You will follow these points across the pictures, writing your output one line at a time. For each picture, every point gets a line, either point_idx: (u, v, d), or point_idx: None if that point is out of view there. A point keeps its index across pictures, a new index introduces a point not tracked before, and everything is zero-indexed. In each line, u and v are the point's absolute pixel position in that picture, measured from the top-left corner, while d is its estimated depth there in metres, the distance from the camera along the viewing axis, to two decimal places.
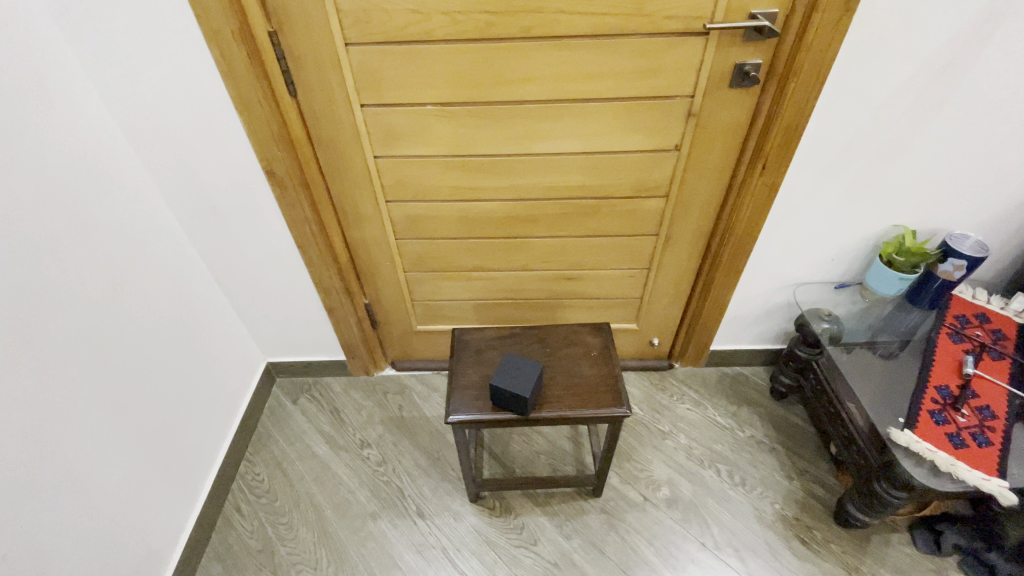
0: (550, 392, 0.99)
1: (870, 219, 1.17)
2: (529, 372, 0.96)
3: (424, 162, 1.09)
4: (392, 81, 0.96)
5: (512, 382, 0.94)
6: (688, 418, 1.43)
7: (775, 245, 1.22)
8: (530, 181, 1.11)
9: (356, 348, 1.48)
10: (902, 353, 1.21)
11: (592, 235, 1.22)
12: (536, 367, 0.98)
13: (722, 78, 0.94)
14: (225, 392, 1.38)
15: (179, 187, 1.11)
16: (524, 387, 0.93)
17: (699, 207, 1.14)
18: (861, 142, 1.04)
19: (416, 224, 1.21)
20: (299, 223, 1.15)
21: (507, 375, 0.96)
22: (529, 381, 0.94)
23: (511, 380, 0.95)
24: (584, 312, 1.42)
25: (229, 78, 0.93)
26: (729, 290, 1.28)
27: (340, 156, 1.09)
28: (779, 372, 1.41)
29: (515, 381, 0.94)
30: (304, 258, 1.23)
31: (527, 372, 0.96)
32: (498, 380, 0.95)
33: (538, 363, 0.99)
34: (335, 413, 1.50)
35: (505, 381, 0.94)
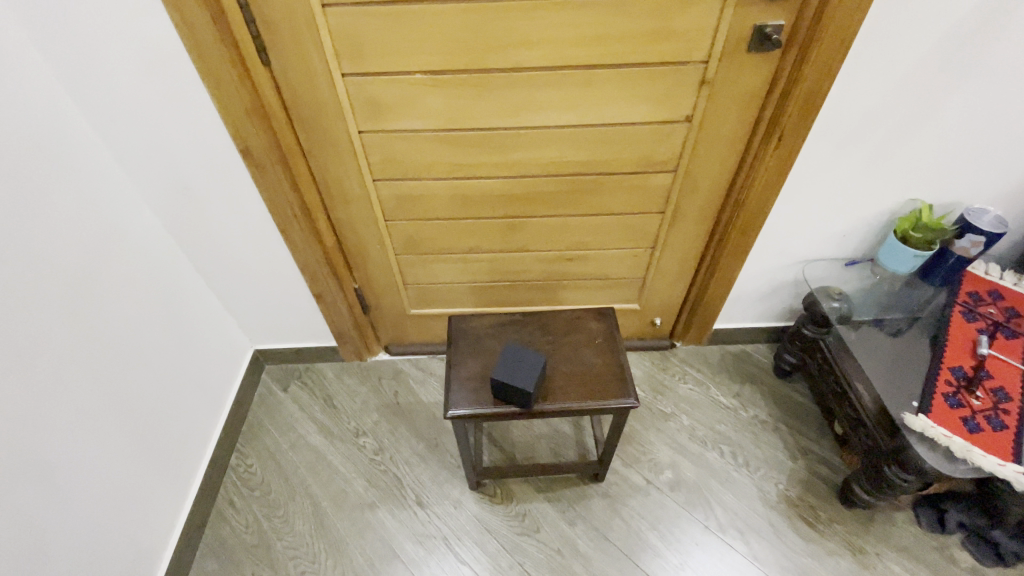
0: (554, 383, 0.95)
1: (886, 193, 1.11)
2: (532, 365, 0.91)
3: (413, 137, 1.00)
4: (376, 47, 0.87)
5: (512, 376, 0.90)
6: (690, 398, 1.40)
7: (786, 222, 1.16)
8: (529, 156, 1.03)
9: (347, 333, 1.42)
10: (909, 330, 1.18)
11: (594, 214, 1.15)
12: (539, 359, 0.93)
13: (739, 42, 0.86)
14: (211, 383, 1.32)
15: (147, 168, 1.01)
16: (524, 382, 0.89)
17: (709, 182, 1.08)
18: (884, 111, 0.97)
19: (406, 204, 1.13)
20: (281, 205, 1.07)
21: (507, 367, 0.91)
22: (530, 376, 0.90)
23: (511, 373, 0.90)
24: (584, 293, 1.36)
25: (193, 44, 0.83)
26: (735, 269, 1.23)
27: (322, 132, 1.00)
28: (783, 350, 1.37)
29: (516, 374, 0.90)
30: (288, 242, 1.15)
31: (528, 364, 0.92)
32: (497, 373, 0.91)
33: (540, 353, 0.94)
34: (328, 400, 1.45)
35: (504, 373, 0.90)
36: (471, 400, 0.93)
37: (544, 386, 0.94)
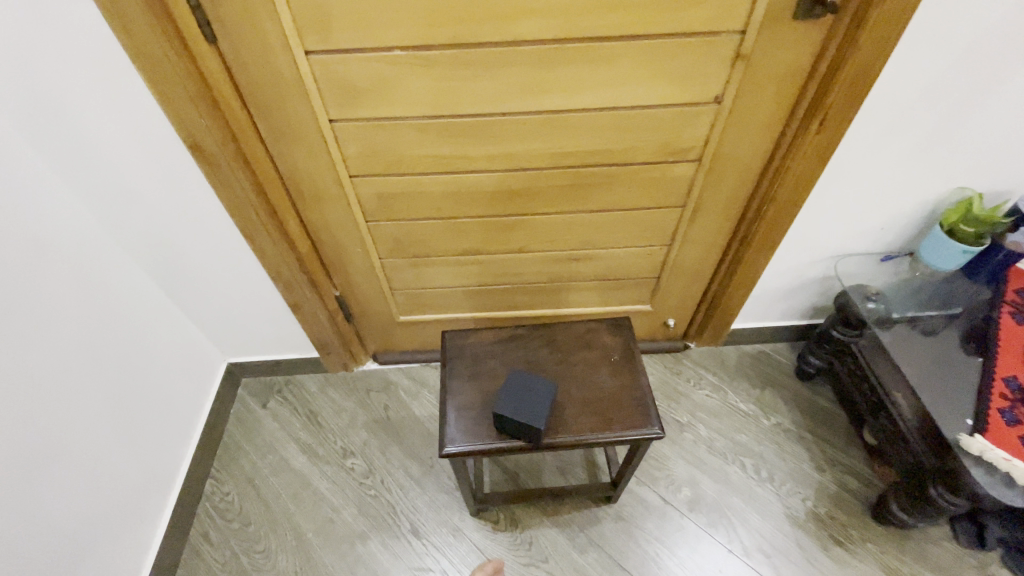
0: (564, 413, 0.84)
1: (933, 181, 0.99)
2: (541, 397, 0.79)
3: (394, 128, 0.85)
4: (345, 19, 0.71)
5: (517, 409, 0.78)
6: (707, 406, 1.29)
7: (818, 215, 1.04)
8: (532, 147, 0.88)
9: (330, 344, 1.28)
10: (945, 329, 1.09)
11: (605, 210, 1.01)
12: (550, 388, 0.81)
13: (784, 7, 0.71)
14: (179, 406, 1.19)
15: (81, 170, 0.85)
16: (531, 419, 0.77)
17: (736, 173, 0.94)
18: (942, 89, 0.83)
19: (390, 203, 0.98)
20: (243, 209, 0.92)
21: (510, 397, 0.80)
22: (539, 410, 0.78)
23: (515, 406, 0.79)
24: (592, 294, 1.24)
25: (116, 19, 0.67)
26: (760, 267, 1.11)
27: (286, 122, 0.84)
28: (807, 352, 1.26)
29: (522, 409, 0.78)
30: (256, 250, 1.01)
31: (537, 395, 0.80)
32: (501, 405, 0.79)
33: (552, 381, 0.82)
34: (312, 417, 1.33)
35: (506, 405, 0.79)
36: (470, 432, 0.82)
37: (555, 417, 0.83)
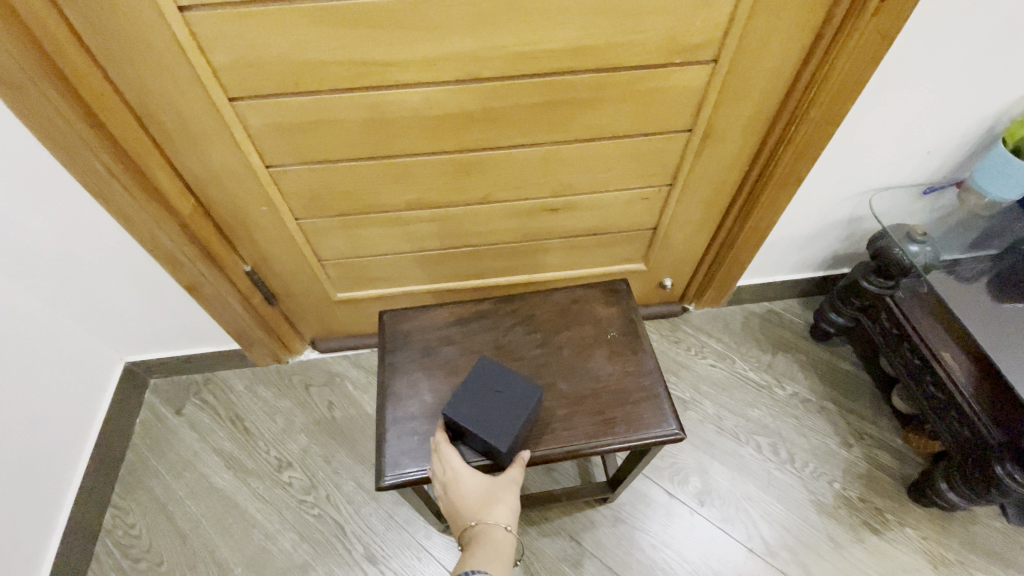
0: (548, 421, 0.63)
1: (1002, 86, 0.77)
2: (515, 401, 0.58)
3: (280, 19, 0.58)
4: None
5: (477, 417, 0.57)
6: (712, 378, 1.11)
7: (854, 137, 0.82)
8: (485, 46, 0.62)
9: (251, 333, 1.03)
10: (987, 277, 0.91)
11: (589, 139, 0.77)
12: (531, 395, 0.59)
13: None
14: (58, 424, 0.92)
15: None
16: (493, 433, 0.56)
17: (762, 80, 0.71)
18: None
19: (297, 140, 0.72)
20: (75, 150, 0.65)
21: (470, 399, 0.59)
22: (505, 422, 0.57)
23: (475, 412, 0.58)
24: (572, 254, 1.01)
25: None
26: (780, 208, 0.89)
27: (110, 11, 0.55)
28: (828, 309, 1.07)
29: (484, 416, 0.57)
30: (115, 213, 0.73)
31: (508, 402, 0.58)
32: (456, 406, 0.58)
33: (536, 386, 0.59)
34: (239, 423, 1.08)
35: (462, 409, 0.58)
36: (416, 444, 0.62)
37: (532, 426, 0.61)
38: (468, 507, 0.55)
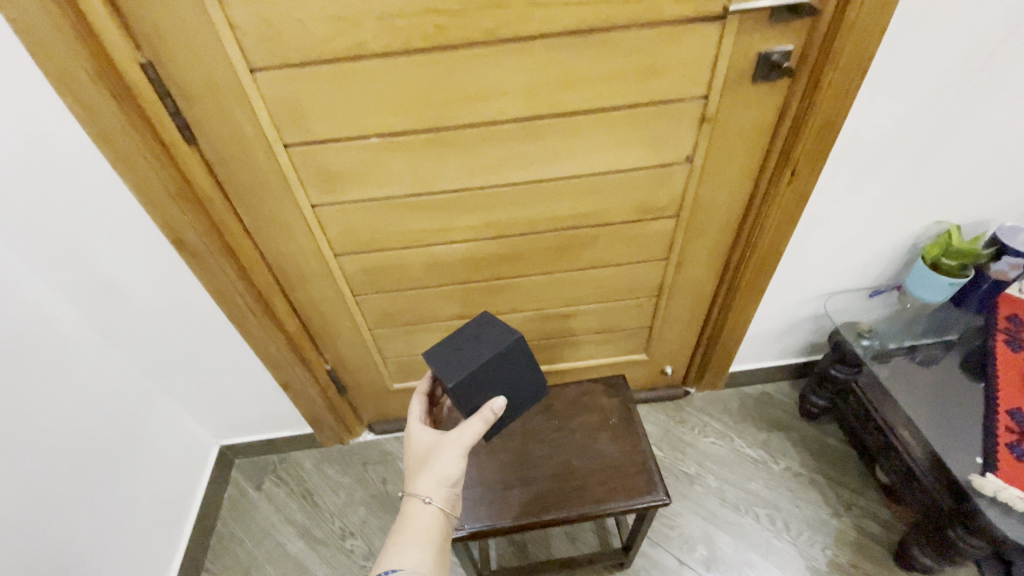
0: (528, 379, 0.79)
1: (910, 218, 1.00)
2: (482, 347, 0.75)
3: (377, 207, 0.86)
4: (321, 113, 0.73)
5: (454, 367, 0.73)
6: (714, 455, 1.26)
7: (801, 256, 1.04)
8: (511, 215, 0.90)
9: (323, 419, 1.26)
10: (944, 359, 1.09)
11: (590, 267, 1.02)
12: (496, 346, 0.75)
13: (743, 72, 0.74)
14: (170, 496, 1.14)
15: (60, 275, 0.85)
16: (464, 385, 0.72)
17: (718, 223, 0.96)
18: (908, 133, 0.85)
19: (376, 276, 0.99)
20: (229, 295, 0.92)
21: (454, 352, 0.76)
22: (477, 375, 0.73)
23: (453, 365, 0.73)
24: (585, 348, 1.23)
25: (93, 129, 0.68)
26: (751, 311, 1.11)
27: (269, 211, 0.85)
28: (808, 392, 1.24)
29: (459, 365, 0.73)
30: (244, 333, 1.00)
31: (475, 351, 0.75)
32: (434, 356, 0.76)
33: (518, 337, 0.75)
34: (309, 498, 1.28)
35: (443, 364, 0.74)
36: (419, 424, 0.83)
37: (512, 376, 0.77)
38: (411, 469, 0.72)
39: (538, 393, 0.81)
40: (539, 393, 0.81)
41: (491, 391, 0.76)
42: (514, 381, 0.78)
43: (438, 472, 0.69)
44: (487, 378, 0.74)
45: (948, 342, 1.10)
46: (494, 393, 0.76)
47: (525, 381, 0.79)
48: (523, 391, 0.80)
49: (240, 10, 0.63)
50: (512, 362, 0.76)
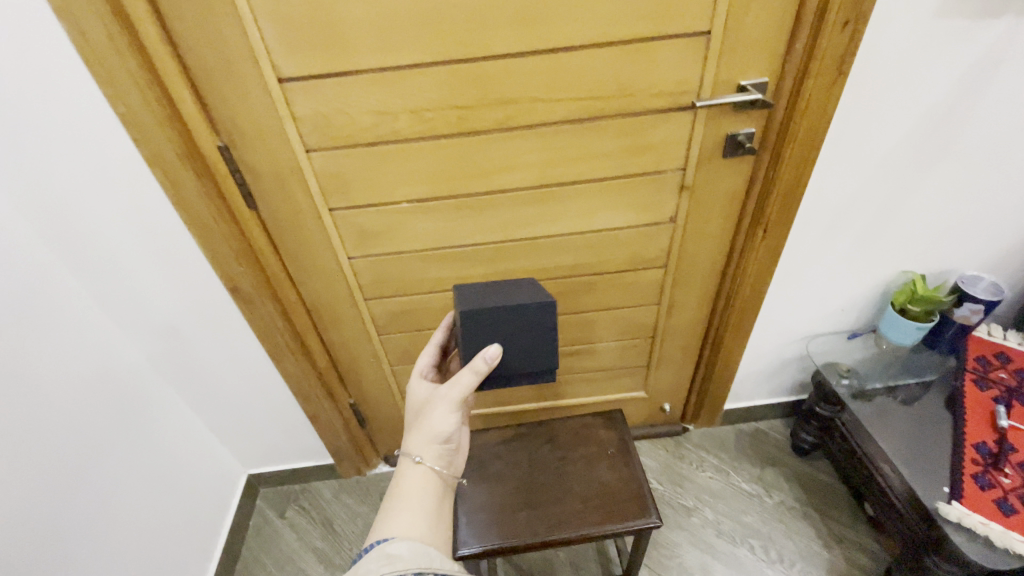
0: (542, 345, 0.82)
1: (878, 269, 1.11)
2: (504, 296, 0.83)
3: (404, 259, 1.00)
4: (362, 184, 0.89)
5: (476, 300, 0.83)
6: (711, 488, 1.33)
7: (781, 302, 1.15)
8: (520, 266, 1.03)
9: (344, 450, 1.36)
10: (924, 397, 1.17)
11: (591, 311, 1.14)
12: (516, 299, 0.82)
13: (713, 150, 0.89)
14: (202, 520, 1.24)
15: (131, 312, 1.00)
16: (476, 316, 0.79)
17: (702, 273, 1.08)
18: (864, 197, 0.97)
19: (399, 318, 1.11)
20: (272, 335, 1.04)
21: (480, 296, 0.85)
22: (491, 313, 0.79)
23: (474, 300, 0.83)
24: (588, 386, 1.33)
25: (176, 198, 0.82)
26: (738, 352, 1.21)
27: (311, 263, 0.99)
28: (798, 429, 1.32)
29: (479, 299, 0.83)
30: (281, 369, 1.12)
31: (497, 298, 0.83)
32: (465, 295, 0.86)
33: (550, 298, 0.79)
34: (328, 525, 1.37)
35: (465, 298, 0.84)
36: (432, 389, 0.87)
37: (528, 332, 0.81)
38: (412, 422, 0.75)
39: (546, 364, 0.84)
40: (545, 364, 0.83)
41: (500, 339, 0.80)
42: (526, 341, 0.81)
43: (427, 429, 0.71)
44: (501, 323, 0.80)
45: (925, 381, 1.19)
46: (500, 341, 0.80)
47: (537, 347, 0.82)
48: (532, 357, 0.82)
49: (304, 106, 0.79)
50: (533, 320, 0.80)
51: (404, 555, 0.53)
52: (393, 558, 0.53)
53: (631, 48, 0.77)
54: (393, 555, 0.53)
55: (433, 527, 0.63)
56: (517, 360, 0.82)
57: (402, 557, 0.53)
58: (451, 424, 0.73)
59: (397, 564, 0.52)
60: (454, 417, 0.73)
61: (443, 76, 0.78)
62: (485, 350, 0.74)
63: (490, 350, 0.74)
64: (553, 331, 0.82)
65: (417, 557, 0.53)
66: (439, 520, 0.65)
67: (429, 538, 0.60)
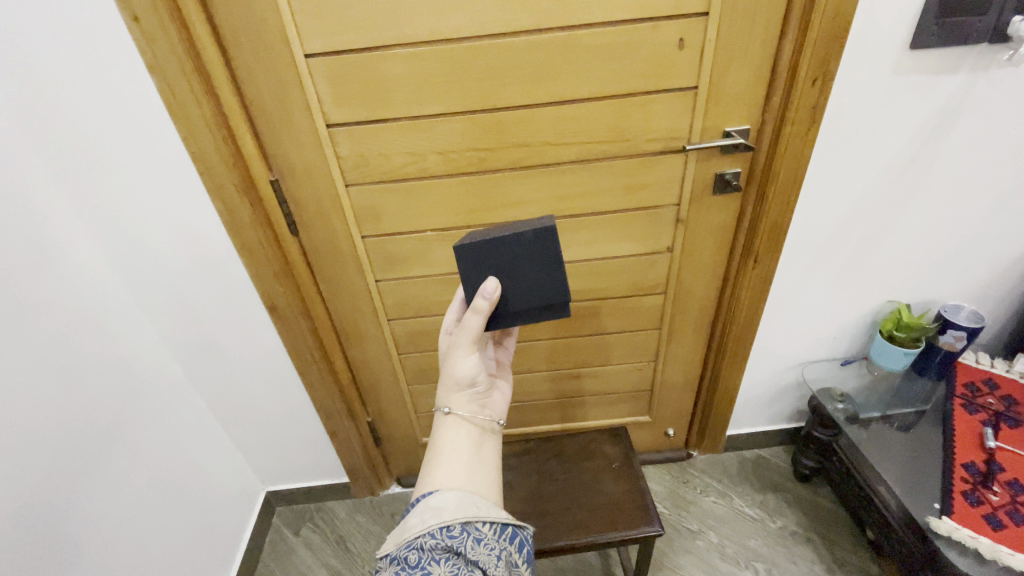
0: (545, 277, 0.73)
1: (864, 298, 1.19)
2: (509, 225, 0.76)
3: (426, 283, 1.10)
4: (393, 214, 1.00)
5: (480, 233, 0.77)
6: (715, 513, 1.37)
7: (775, 329, 1.23)
8: None
9: (360, 469, 1.42)
10: (918, 424, 1.21)
11: (596, 335, 1.22)
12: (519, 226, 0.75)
13: (704, 187, 1.00)
14: (224, 533, 1.29)
15: (176, 328, 1.10)
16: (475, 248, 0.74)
17: (699, 300, 1.17)
18: (845, 231, 1.07)
19: (418, 338, 1.20)
20: (302, 352, 1.14)
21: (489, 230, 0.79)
22: (482, 246, 0.71)
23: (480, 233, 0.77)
24: (594, 409, 1.39)
25: (230, 224, 0.94)
26: (737, 377, 1.27)
27: (343, 285, 1.09)
28: (798, 454, 1.38)
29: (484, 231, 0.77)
30: (307, 385, 1.20)
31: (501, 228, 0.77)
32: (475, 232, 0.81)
33: (550, 222, 0.71)
34: (341, 543, 1.41)
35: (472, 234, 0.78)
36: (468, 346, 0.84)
37: (529, 259, 0.72)
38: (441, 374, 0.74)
39: (550, 297, 0.75)
40: (550, 297, 0.75)
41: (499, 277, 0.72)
42: (527, 271, 0.73)
43: (449, 380, 0.69)
44: (496, 257, 0.72)
45: (921, 408, 1.23)
46: (497, 275, 0.72)
47: (539, 279, 0.73)
48: (534, 291, 0.74)
49: (346, 147, 0.92)
50: (531, 249, 0.72)
51: (450, 505, 0.57)
52: (440, 509, 0.57)
53: (628, 101, 0.90)
54: (440, 507, 0.57)
55: (476, 476, 0.63)
56: (518, 294, 0.74)
57: (448, 508, 0.57)
58: (471, 368, 0.70)
59: (443, 515, 0.56)
60: (474, 361, 0.70)
61: (467, 123, 0.90)
62: (484, 284, 0.69)
63: (488, 283, 0.68)
64: (556, 260, 0.73)
65: (463, 508, 0.57)
66: (482, 467, 0.65)
67: (472, 486, 0.61)
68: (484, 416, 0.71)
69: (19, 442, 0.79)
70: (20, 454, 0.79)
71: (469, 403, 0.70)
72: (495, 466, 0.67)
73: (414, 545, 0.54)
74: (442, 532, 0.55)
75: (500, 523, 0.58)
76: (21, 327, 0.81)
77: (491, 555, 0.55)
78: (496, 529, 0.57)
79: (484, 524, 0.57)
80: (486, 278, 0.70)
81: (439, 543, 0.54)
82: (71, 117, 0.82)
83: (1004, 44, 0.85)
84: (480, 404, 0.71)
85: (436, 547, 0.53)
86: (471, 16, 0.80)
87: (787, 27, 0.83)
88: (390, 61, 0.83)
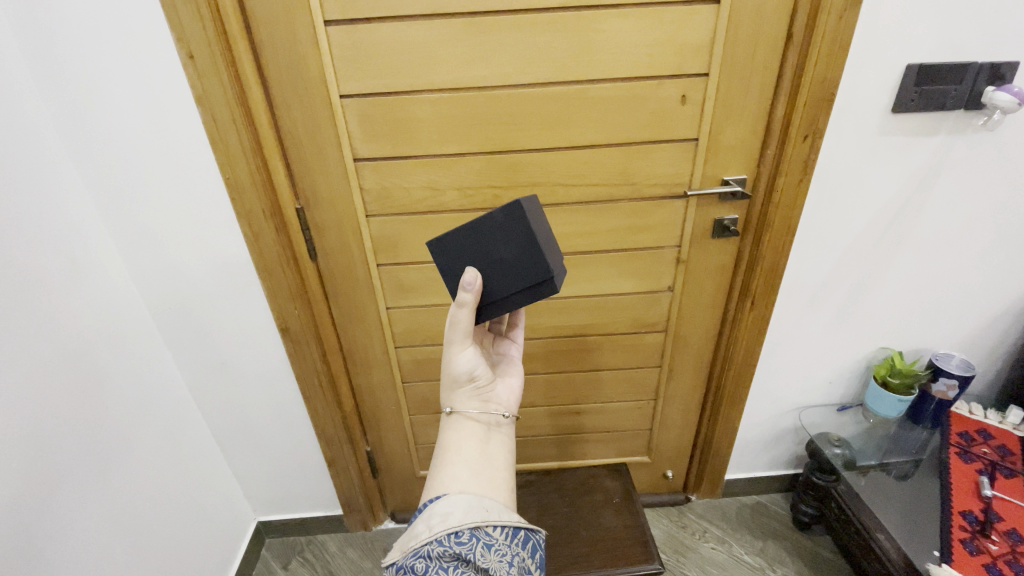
0: (522, 258, 0.72)
1: (859, 344, 1.23)
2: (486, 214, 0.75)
3: (435, 311, 1.14)
4: (408, 244, 1.05)
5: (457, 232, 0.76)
6: (714, 560, 1.34)
7: (772, 371, 1.26)
8: (537, 322, 1.16)
9: (355, 501, 1.40)
10: (916, 474, 1.22)
11: (598, 370, 1.25)
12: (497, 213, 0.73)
13: (704, 231, 1.06)
14: (213, 561, 1.26)
15: (188, 346, 1.13)
16: (457, 246, 0.75)
17: (698, 339, 1.20)
18: (837, 277, 1.12)
19: (424, 366, 1.23)
20: (310, 376, 1.15)
21: None
22: (451, 239, 0.75)
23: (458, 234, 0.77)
24: (594, 447, 1.39)
25: (255, 248, 0.99)
26: (735, 418, 1.29)
27: (354, 311, 1.13)
28: (798, 501, 1.37)
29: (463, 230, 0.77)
30: (310, 410, 1.21)
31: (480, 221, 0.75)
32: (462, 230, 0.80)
33: (514, 200, 0.70)
34: None
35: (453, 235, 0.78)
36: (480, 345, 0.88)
37: (505, 238, 0.72)
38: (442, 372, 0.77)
39: (533, 278, 0.72)
40: (530, 278, 0.72)
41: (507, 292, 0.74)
42: (502, 255, 0.72)
43: (450, 379, 0.72)
44: (471, 247, 0.74)
45: (918, 457, 1.25)
46: (474, 265, 0.74)
47: (515, 261, 0.72)
48: (512, 277, 0.73)
49: (370, 179, 0.98)
50: (501, 232, 0.72)
51: (458, 511, 0.60)
52: (447, 515, 0.59)
53: (635, 150, 0.97)
54: (448, 512, 0.60)
55: (482, 476, 0.66)
56: (498, 281, 0.73)
57: (456, 514, 0.59)
58: (467, 362, 0.72)
59: (451, 521, 0.59)
60: (470, 354, 0.73)
61: (483, 162, 0.97)
62: (463, 276, 0.71)
63: (466, 273, 0.70)
64: (529, 239, 0.71)
65: (472, 513, 0.60)
66: (491, 464, 0.68)
67: (479, 488, 0.64)
68: (489, 410, 0.73)
69: (29, 444, 0.80)
70: (26, 461, 0.80)
71: (470, 399, 0.73)
72: (503, 461, 0.70)
73: (421, 554, 0.56)
74: (450, 539, 0.57)
75: (510, 527, 0.61)
76: (47, 335, 0.84)
77: (501, 560, 0.58)
78: (507, 533, 0.61)
79: (494, 529, 0.60)
80: (466, 269, 0.72)
81: (447, 551, 0.56)
82: (117, 141, 0.89)
83: (978, 110, 0.93)
84: (484, 398, 0.74)
85: (443, 555, 0.56)
86: (493, 67, 0.88)
87: (779, 87, 0.91)
88: (417, 105, 0.91)
